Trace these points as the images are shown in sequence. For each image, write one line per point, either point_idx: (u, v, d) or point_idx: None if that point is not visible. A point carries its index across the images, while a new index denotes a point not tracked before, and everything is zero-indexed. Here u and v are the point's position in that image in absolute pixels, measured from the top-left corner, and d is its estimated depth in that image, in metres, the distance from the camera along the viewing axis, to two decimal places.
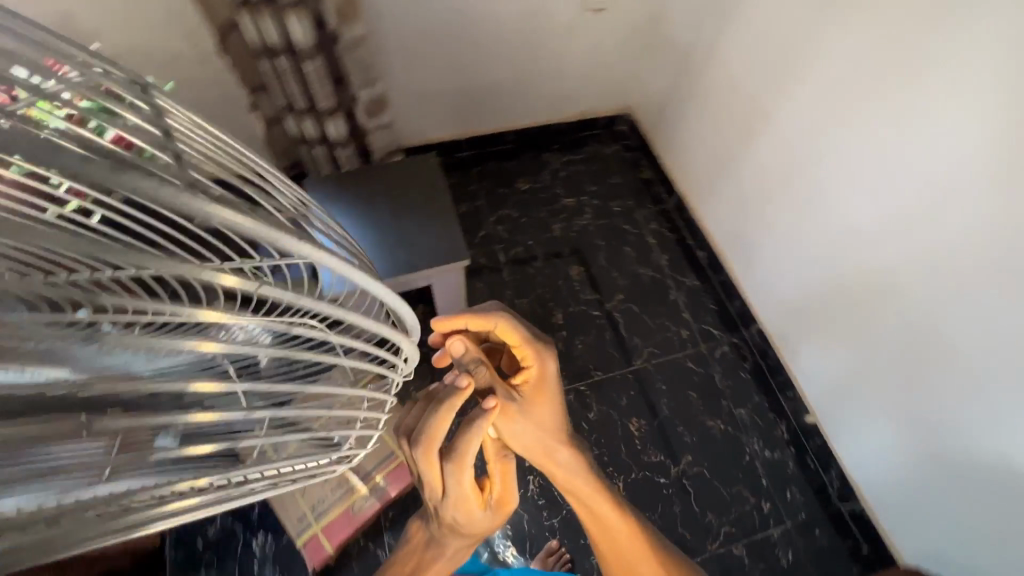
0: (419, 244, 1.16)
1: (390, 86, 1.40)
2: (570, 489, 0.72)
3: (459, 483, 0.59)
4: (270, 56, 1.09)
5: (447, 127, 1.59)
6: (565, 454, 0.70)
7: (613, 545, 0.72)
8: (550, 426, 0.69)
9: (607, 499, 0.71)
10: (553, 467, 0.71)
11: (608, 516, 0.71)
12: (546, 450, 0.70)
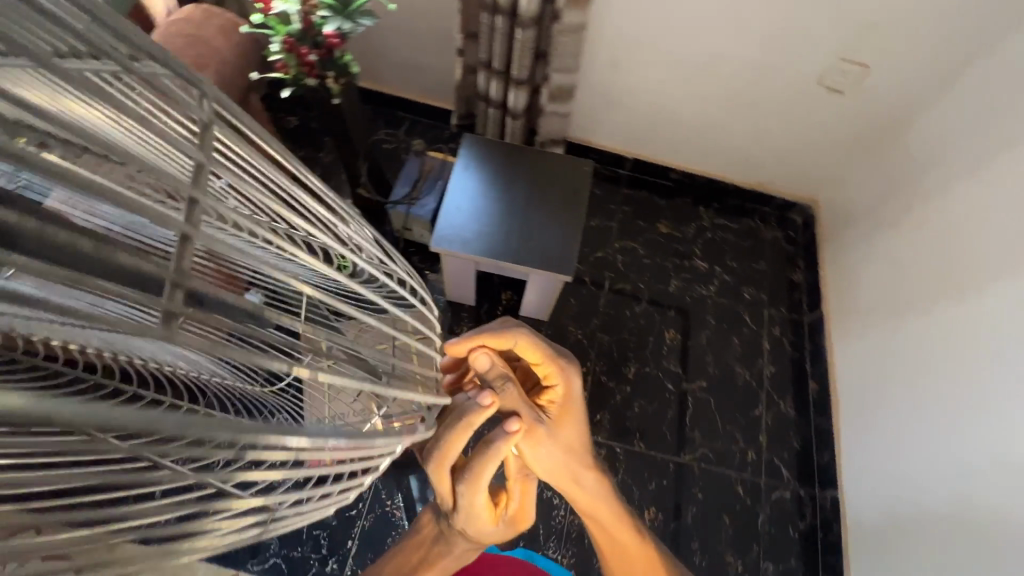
0: (536, 239, 1.14)
1: (583, 81, 1.36)
2: (598, 525, 0.63)
3: (474, 499, 0.56)
4: (493, 12, 1.10)
5: (617, 141, 1.53)
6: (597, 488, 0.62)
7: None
8: (581, 458, 0.61)
9: (639, 541, 0.63)
10: (584, 502, 0.62)
11: (636, 559, 0.63)
12: (577, 482, 0.61)
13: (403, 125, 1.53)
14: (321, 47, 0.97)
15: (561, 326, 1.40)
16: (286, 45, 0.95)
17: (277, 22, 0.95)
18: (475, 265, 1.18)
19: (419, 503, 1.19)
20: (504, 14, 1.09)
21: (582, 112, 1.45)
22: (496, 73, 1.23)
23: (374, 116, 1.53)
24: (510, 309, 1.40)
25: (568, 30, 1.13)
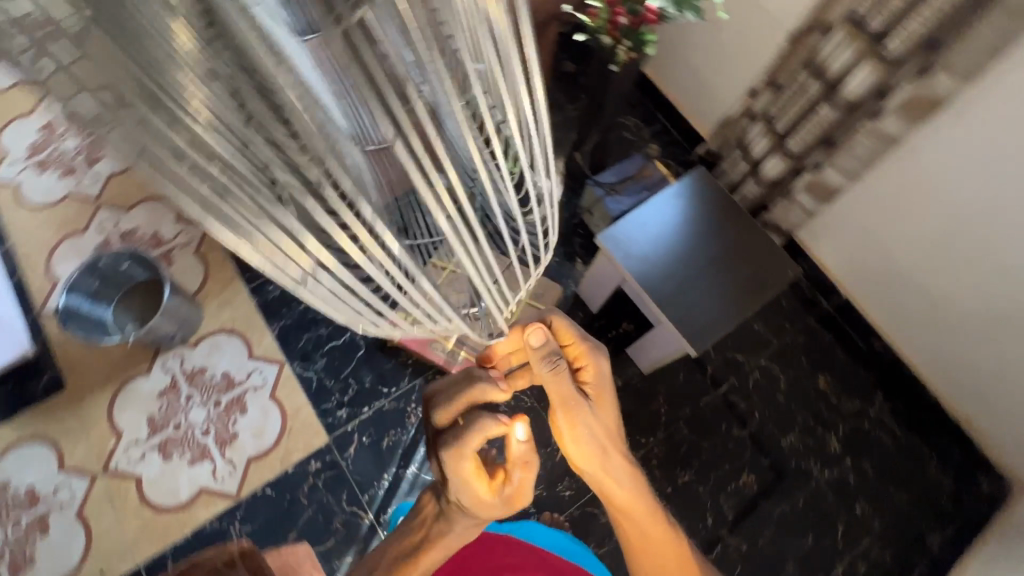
0: (689, 299, 1.06)
1: (849, 197, 1.18)
2: (623, 512, 0.69)
3: (472, 461, 0.63)
4: (814, 75, 1.03)
5: (841, 272, 1.32)
6: (619, 468, 0.68)
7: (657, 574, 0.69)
8: (605, 440, 0.67)
9: (659, 522, 0.68)
10: (607, 486, 0.68)
11: (656, 544, 0.68)
12: (600, 467, 0.68)
13: (651, 126, 1.49)
14: (636, 16, 0.99)
15: (652, 389, 1.32)
16: (607, 0, 0.98)
17: None
18: (621, 281, 1.15)
19: None
20: (823, 82, 1.02)
21: (826, 223, 1.27)
22: (773, 132, 1.17)
23: (633, 104, 1.51)
24: (622, 338, 1.34)
25: (874, 134, 1.02)
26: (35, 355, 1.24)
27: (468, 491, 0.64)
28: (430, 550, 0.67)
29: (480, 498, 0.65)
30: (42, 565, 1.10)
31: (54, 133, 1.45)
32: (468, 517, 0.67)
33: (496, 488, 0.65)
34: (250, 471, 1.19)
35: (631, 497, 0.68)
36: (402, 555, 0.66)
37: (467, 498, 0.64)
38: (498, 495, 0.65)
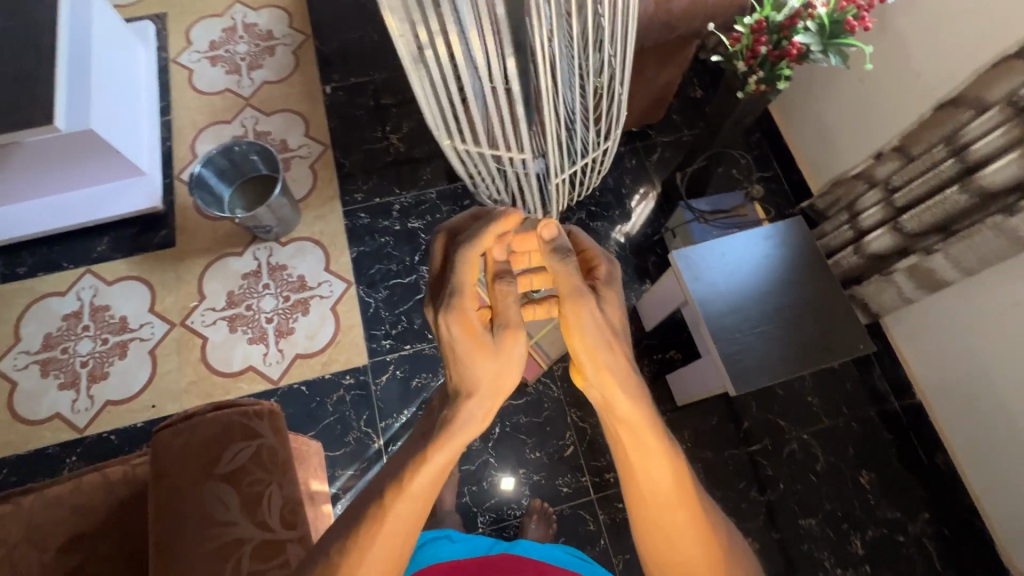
0: (744, 339, 1.03)
1: (956, 294, 1.10)
2: (629, 432, 0.52)
3: (474, 314, 0.52)
4: (952, 153, 0.96)
5: (924, 370, 1.24)
6: (621, 367, 0.53)
7: (665, 525, 0.52)
8: (604, 331, 0.53)
9: (670, 446, 0.53)
10: (609, 393, 0.53)
11: (666, 484, 0.52)
12: (600, 369, 0.53)
13: (762, 171, 1.48)
14: (778, 48, 0.97)
15: (679, 423, 1.29)
16: (753, 26, 0.96)
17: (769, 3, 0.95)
18: (681, 303, 1.14)
19: None
20: (960, 163, 0.94)
21: (923, 314, 1.19)
22: (888, 205, 1.10)
23: (751, 144, 1.51)
24: (665, 363, 1.33)
25: (1004, 233, 0.93)
26: (162, 210, 1.43)
27: (467, 355, 0.52)
28: (432, 455, 0.49)
29: (474, 364, 0.52)
30: (112, 382, 1.28)
31: (232, 36, 1.67)
32: (470, 411, 0.52)
33: (496, 354, 0.52)
34: (294, 366, 1.31)
35: (641, 410, 0.52)
36: (388, 478, 0.49)
37: (464, 367, 0.52)
38: (500, 365, 0.52)
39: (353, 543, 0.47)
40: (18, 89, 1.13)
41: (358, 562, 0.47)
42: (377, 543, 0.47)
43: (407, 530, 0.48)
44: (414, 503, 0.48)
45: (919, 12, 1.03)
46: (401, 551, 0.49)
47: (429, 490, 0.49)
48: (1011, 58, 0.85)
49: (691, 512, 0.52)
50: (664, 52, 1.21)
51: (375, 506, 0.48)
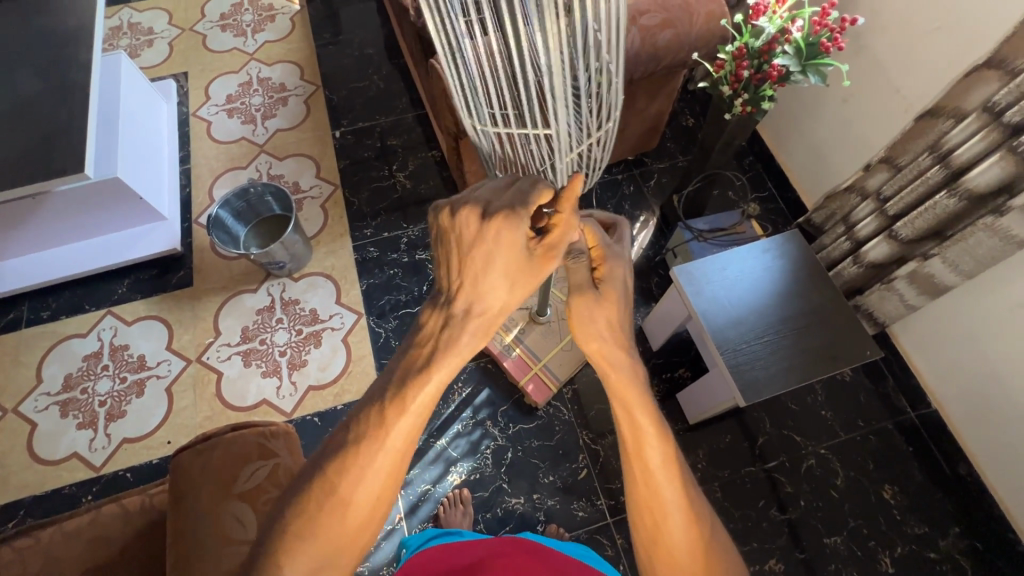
0: (750, 349, 1.04)
1: (957, 298, 1.12)
2: (619, 402, 0.54)
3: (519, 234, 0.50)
4: (937, 160, 0.99)
5: (937, 379, 1.23)
6: (610, 346, 0.57)
7: (649, 502, 0.51)
8: (595, 315, 0.58)
9: (659, 424, 0.53)
10: (603, 367, 0.56)
11: (652, 458, 0.52)
12: (589, 346, 0.58)
13: (757, 191, 1.54)
14: (760, 72, 1.03)
15: (692, 441, 1.28)
16: (735, 52, 1.02)
17: (748, 31, 1.02)
18: (685, 319, 1.16)
19: (470, 408, 1.31)
20: (946, 169, 0.97)
21: (927, 319, 1.20)
22: (881, 214, 1.12)
23: (745, 166, 1.58)
24: (674, 382, 1.33)
25: (998, 233, 0.94)
26: (181, 252, 1.49)
27: (494, 268, 0.51)
28: (436, 371, 0.49)
29: (494, 279, 0.51)
30: (129, 419, 1.30)
31: (248, 90, 1.79)
32: (474, 327, 0.51)
33: (522, 273, 0.52)
34: (306, 398, 1.32)
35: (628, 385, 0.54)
36: (393, 390, 0.49)
37: (483, 281, 0.51)
38: (518, 287, 0.53)
39: (352, 453, 0.47)
40: (52, 143, 1.21)
41: (359, 476, 0.47)
42: (378, 456, 0.47)
43: (406, 448, 0.48)
44: (413, 421, 0.48)
45: (892, 34, 1.09)
46: (400, 468, 0.49)
47: (428, 410, 0.49)
48: (982, 67, 0.90)
49: (677, 489, 0.51)
50: (652, 82, 1.28)
51: (376, 425, 0.48)
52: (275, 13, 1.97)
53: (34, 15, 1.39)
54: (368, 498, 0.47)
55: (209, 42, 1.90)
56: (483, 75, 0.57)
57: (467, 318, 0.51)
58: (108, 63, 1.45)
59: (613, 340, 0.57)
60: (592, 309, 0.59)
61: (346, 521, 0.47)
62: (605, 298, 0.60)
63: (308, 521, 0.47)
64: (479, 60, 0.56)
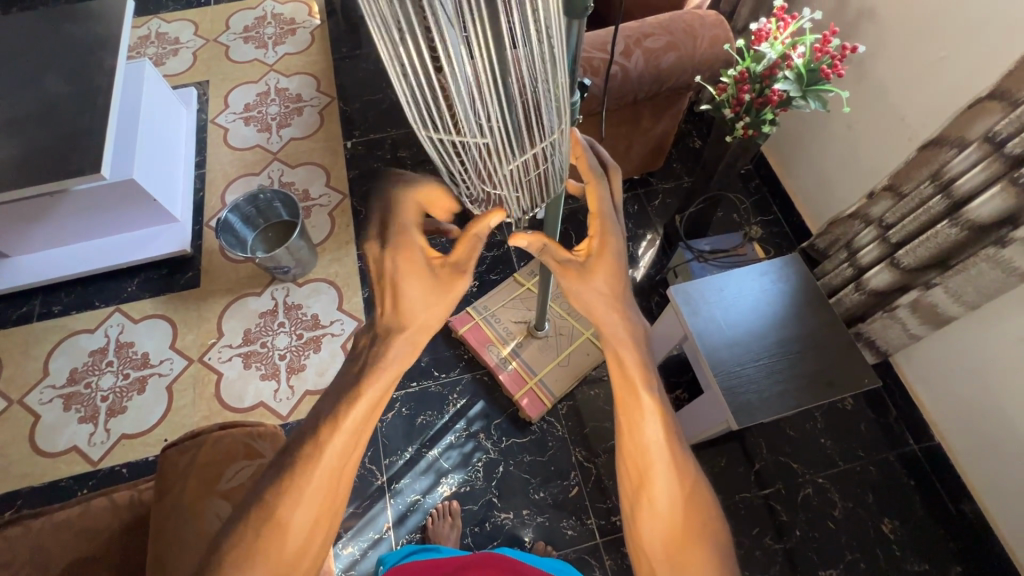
0: (746, 372, 1.03)
1: (961, 327, 1.09)
2: (619, 370, 0.53)
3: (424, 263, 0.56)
4: (939, 190, 0.98)
5: (939, 411, 1.20)
6: (604, 302, 0.56)
7: (633, 447, 0.50)
8: (591, 274, 0.56)
9: (647, 373, 0.52)
10: (609, 335, 0.54)
11: (648, 431, 0.50)
12: (583, 303, 0.57)
13: (761, 214, 1.54)
14: (762, 96, 1.04)
15: None
16: (737, 76, 1.05)
17: (750, 56, 1.04)
18: (681, 340, 1.15)
19: (463, 420, 1.31)
20: (948, 199, 0.96)
21: (930, 349, 1.18)
22: (883, 241, 1.11)
23: (751, 189, 1.58)
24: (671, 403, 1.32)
25: (1000, 265, 0.93)
26: (191, 253, 1.52)
27: (406, 283, 0.55)
28: (365, 387, 0.50)
29: (413, 295, 0.55)
30: (129, 415, 1.32)
31: (265, 99, 1.84)
32: (399, 345, 0.53)
33: (436, 291, 0.56)
34: (302, 402, 1.33)
35: (618, 336, 0.54)
36: (324, 412, 0.50)
37: (398, 296, 0.55)
38: (437, 303, 0.55)
39: (287, 479, 0.48)
40: (72, 143, 1.26)
41: (295, 497, 0.47)
42: (315, 473, 0.48)
43: (344, 462, 0.49)
44: (348, 436, 0.49)
45: (897, 62, 1.10)
46: (338, 489, 0.49)
47: (365, 421, 0.50)
48: (985, 99, 0.89)
49: (661, 436, 0.50)
50: (657, 103, 1.29)
51: (311, 444, 0.49)
52: (296, 26, 2.04)
53: (67, 23, 1.46)
54: (305, 521, 0.47)
55: (232, 52, 1.98)
56: (462, 110, 0.47)
57: (395, 334, 0.53)
58: (132, 69, 1.51)
59: (609, 297, 0.56)
60: (582, 274, 0.57)
61: (285, 544, 0.47)
62: (601, 262, 0.57)
63: (247, 552, 0.47)
64: (460, 96, 0.46)
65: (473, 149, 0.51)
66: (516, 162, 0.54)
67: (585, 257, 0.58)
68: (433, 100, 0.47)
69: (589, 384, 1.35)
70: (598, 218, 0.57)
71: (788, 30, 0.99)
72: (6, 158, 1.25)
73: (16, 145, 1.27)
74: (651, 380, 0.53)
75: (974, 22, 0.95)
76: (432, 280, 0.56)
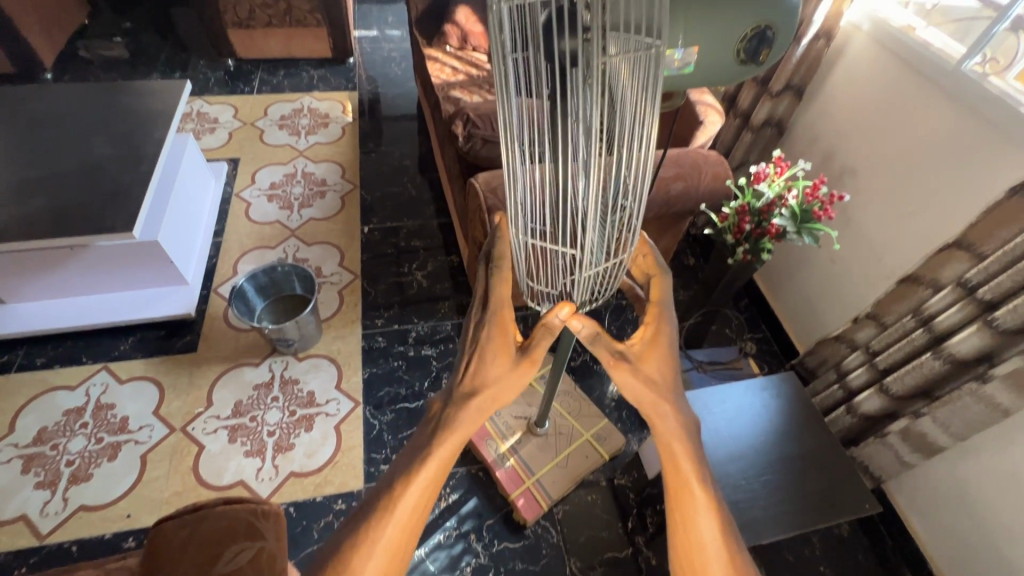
0: (750, 487, 1.04)
1: (950, 457, 1.14)
2: (672, 466, 0.54)
3: (500, 345, 0.59)
4: (921, 324, 1.07)
5: (933, 544, 1.20)
6: (656, 390, 0.58)
7: (690, 546, 0.51)
8: (644, 364, 0.60)
9: (700, 469, 0.54)
10: (665, 430, 0.56)
11: (704, 531, 0.51)
12: (632, 394, 0.59)
13: (752, 332, 1.64)
14: (760, 227, 1.18)
15: None
16: (738, 208, 1.18)
17: (750, 193, 1.18)
18: None
19: (454, 517, 1.25)
20: (929, 332, 1.05)
21: (920, 477, 1.21)
22: (871, 366, 1.18)
23: (741, 308, 1.69)
24: None
25: (983, 399, 1.00)
26: (193, 318, 1.51)
27: (486, 355, 0.59)
28: (436, 447, 0.52)
29: (490, 366, 0.58)
30: (92, 485, 1.22)
31: (291, 181, 1.95)
32: (472, 405, 0.56)
33: (509, 368, 0.59)
34: (285, 484, 1.26)
35: (668, 429, 0.56)
36: (398, 469, 0.51)
37: (479, 366, 0.58)
38: (508, 374, 0.58)
39: (362, 531, 0.48)
40: (107, 201, 1.30)
41: (368, 550, 0.47)
42: (387, 527, 0.48)
43: (415, 519, 0.49)
44: (421, 490, 0.50)
45: (874, 210, 1.26)
46: (406, 543, 0.49)
47: (437, 473, 0.51)
48: (953, 247, 1.02)
49: (716, 534, 0.51)
50: (661, 224, 1.42)
51: (386, 498, 0.50)
52: (329, 120, 2.22)
53: (124, 97, 1.58)
54: (377, 575, 0.47)
55: (266, 136, 2.13)
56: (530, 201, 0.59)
57: (471, 395, 0.56)
58: (176, 142, 1.64)
59: (659, 386, 0.59)
60: (636, 364, 0.60)
61: None
62: (655, 352, 0.61)
63: None
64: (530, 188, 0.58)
65: (533, 236, 0.62)
66: (576, 265, 0.61)
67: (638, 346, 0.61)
68: (515, 193, 0.60)
69: (586, 488, 1.31)
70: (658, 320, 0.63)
71: (783, 175, 1.13)
72: (38, 210, 1.28)
73: (51, 198, 1.31)
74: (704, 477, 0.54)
75: (938, 187, 1.11)
76: (509, 357, 0.59)
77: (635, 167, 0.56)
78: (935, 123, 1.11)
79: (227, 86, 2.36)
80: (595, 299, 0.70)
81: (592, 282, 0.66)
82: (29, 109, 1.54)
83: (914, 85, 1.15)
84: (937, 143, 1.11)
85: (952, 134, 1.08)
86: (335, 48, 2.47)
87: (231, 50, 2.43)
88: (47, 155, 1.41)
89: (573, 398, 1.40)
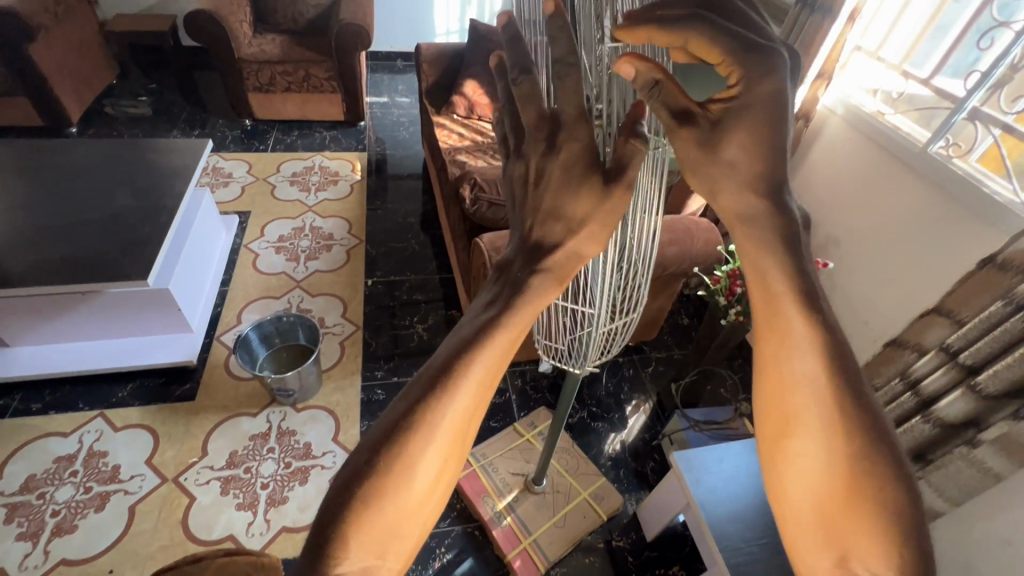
0: (751, 550, 1.03)
1: (949, 523, 1.14)
2: (767, 329, 0.38)
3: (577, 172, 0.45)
4: (908, 387, 1.11)
5: None
6: (746, 188, 0.39)
7: (785, 418, 0.37)
8: (725, 149, 0.39)
9: (829, 338, 0.36)
10: (776, 283, 0.38)
11: (810, 417, 0.36)
12: (736, 219, 0.40)
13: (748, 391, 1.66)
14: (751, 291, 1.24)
15: None
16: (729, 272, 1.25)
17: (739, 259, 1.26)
18: (684, 508, 1.15)
19: None
20: (917, 395, 1.09)
21: None
22: None
23: (735, 367, 1.73)
24: None
25: (975, 464, 1.01)
26: (194, 365, 1.52)
27: (561, 190, 0.45)
28: (501, 334, 0.42)
29: (577, 199, 0.45)
30: (76, 537, 1.19)
31: (299, 234, 2.02)
32: (536, 289, 0.45)
33: (597, 199, 0.45)
34: (276, 540, 1.22)
35: (779, 277, 0.38)
36: (456, 348, 0.41)
37: (557, 203, 0.45)
38: (603, 205, 0.45)
39: (422, 402, 0.38)
40: (123, 250, 1.35)
41: (426, 432, 0.38)
42: (452, 401, 0.39)
43: (473, 407, 0.40)
44: (480, 381, 0.40)
45: (857, 278, 1.33)
46: (465, 429, 0.40)
47: (505, 351, 0.42)
48: (933, 313, 1.08)
49: (827, 422, 0.36)
50: (657, 285, 1.48)
51: (446, 373, 0.39)
52: (339, 178, 2.33)
53: (148, 154, 1.67)
54: (435, 462, 0.38)
55: (277, 192, 2.22)
56: None
57: (538, 268, 0.45)
58: (193, 196, 1.72)
59: (746, 174, 0.39)
60: (705, 144, 0.40)
61: (411, 485, 0.37)
62: (737, 123, 0.38)
63: (382, 482, 0.36)
64: None
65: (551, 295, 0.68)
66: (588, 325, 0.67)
67: (714, 118, 0.40)
68: None
69: (584, 550, 1.29)
70: (725, 64, 0.38)
71: None
72: (55, 257, 1.32)
73: (69, 246, 1.35)
74: (839, 352, 0.36)
75: (914, 259, 1.19)
76: (597, 187, 0.45)
77: (646, 245, 0.62)
78: (908, 201, 1.20)
79: (243, 144, 2.49)
80: (603, 354, 0.75)
81: (600, 339, 0.71)
82: (54, 162, 1.62)
83: (888, 165, 1.26)
84: (911, 219, 1.19)
85: (923, 212, 1.17)
86: (348, 112, 2.62)
87: (249, 111, 2.58)
88: (70, 205, 1.47)
89: (571, 455, 1.40)
